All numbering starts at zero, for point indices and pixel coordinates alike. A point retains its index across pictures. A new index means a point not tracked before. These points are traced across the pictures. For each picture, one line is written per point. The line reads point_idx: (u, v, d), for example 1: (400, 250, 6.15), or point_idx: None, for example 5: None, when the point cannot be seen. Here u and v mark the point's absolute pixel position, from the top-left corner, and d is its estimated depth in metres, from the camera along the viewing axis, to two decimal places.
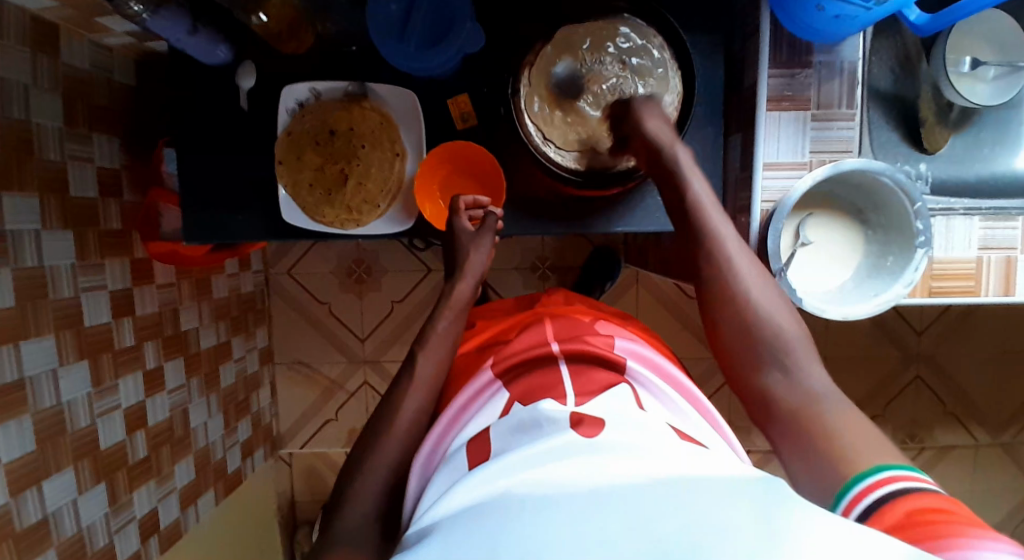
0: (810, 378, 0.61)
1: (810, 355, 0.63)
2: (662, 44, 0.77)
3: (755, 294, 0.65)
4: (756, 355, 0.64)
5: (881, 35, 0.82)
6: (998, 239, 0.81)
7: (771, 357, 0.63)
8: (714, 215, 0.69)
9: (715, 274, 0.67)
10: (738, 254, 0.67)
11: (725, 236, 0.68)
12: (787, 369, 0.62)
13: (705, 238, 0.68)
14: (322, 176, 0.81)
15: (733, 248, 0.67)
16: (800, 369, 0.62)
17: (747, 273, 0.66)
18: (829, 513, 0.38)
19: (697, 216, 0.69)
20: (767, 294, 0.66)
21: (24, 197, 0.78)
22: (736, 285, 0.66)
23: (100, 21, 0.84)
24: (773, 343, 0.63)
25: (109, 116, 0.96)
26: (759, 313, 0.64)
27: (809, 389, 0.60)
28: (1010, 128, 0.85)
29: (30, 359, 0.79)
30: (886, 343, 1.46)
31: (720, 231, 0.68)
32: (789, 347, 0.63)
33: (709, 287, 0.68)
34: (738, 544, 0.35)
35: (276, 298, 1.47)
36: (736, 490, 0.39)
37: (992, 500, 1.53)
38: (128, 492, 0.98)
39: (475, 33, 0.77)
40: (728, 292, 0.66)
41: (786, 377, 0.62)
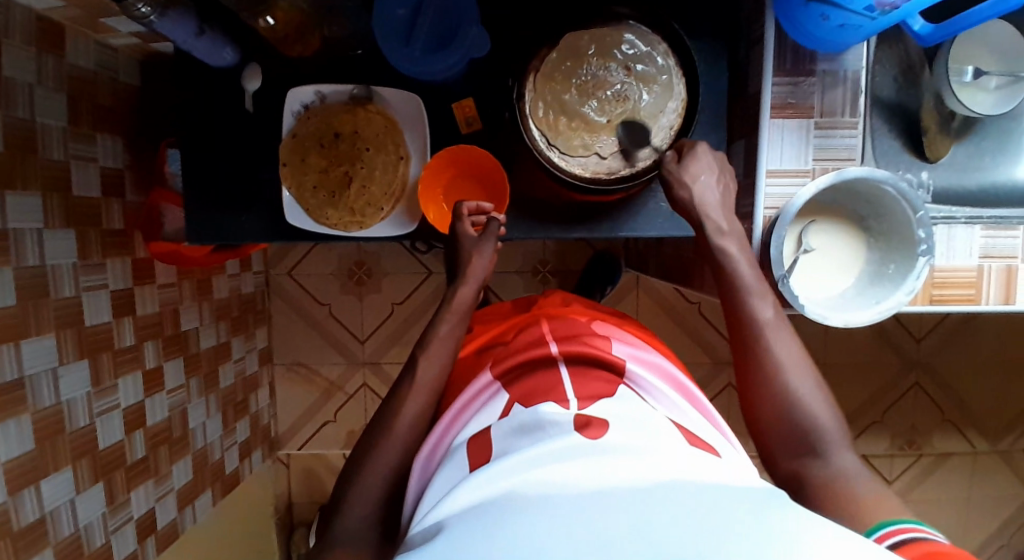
0: (845, 467, 0.61)
1: (845, 442, 0.62)
2: (667, 50, 0.77)
3: (795, 382, 0.64)
4: (790, 442, 0.64)
5: (885, 44, 0.82)
6: (999, 247, 0.82)
7: (806, 444, 0.63)
8: (757, 299, 0.68)
9: (754, 359, 0.66)
10: (779, 341, 0.66)
11: (766, 320, 0.67)
12: (821, 456, 0.62)
13: (746, 321, 0.67)
14: (326, 178, 0.81)
15: (775, 335, 0.66)
16: (834, 455, 0.61)
17: (787, 360, 0.66)
18: (839, 529, 0.37)
19: (740, 301, 0.68)
20: (806, 380, 0.65)
21: (27, 196, 0.78)
22: (776, 371, 0.65)
23: (106, 21, 0.84)
24: (808, 432, 0.62)
25: (113, 116, 0.96)
26: (797, 401, 0.63)
27: (841, 478, 0.60)
28: (1011, 137, 0.86)
29: (30, 359, 0.78)
30: (885, 350, 1.46)
31: (761, 316, 0.67)
32: (824, 435, 0.62)
33: (748, 369, 0.67)
34: (741, 546, 0.34)
35: (277, 299, 1.47)
36: (741, 498, 0.40)
37: (991, 508, 1.53)
38: (125, 492, 0.98)
39: (480, 38, 0.77)
40: (767, 377, 0.65)
41: (821, 465, 0.61)
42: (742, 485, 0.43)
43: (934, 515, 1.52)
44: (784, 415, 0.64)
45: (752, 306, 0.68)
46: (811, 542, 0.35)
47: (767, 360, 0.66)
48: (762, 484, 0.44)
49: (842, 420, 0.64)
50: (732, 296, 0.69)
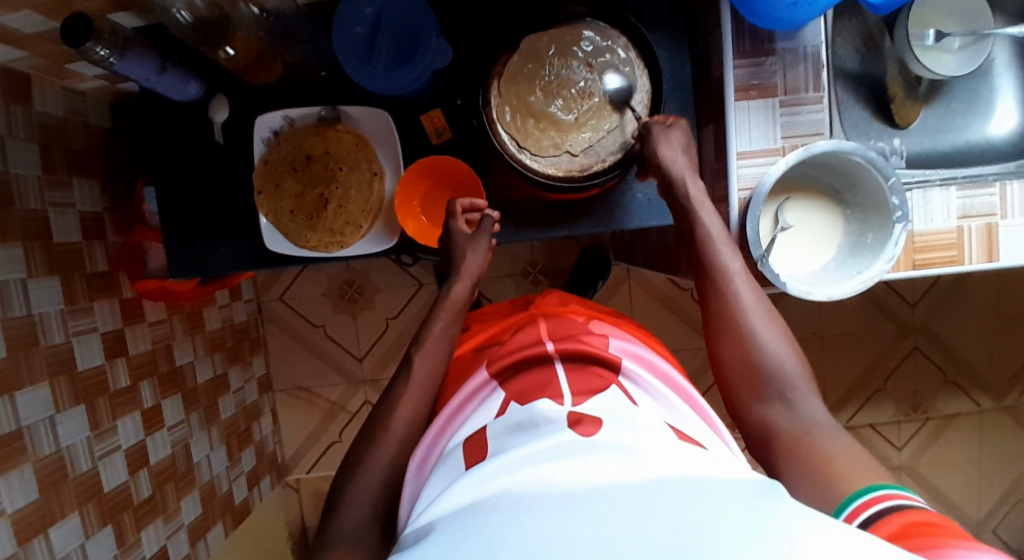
0: (809, 412, 0.63)
1: (809, 387, 0.65)
2: (627, 43, 0.78)
3: (761, 330, 0.67)
4: (759, 390, 0.66)
5: (844, 16, 0.83)
6: (977, 206, 0.81)
7: (774, 390, 0.65)
8: (726, 250, 0.71)
9: (722, 309, 0.69)
10: (744, 288, 0.69)
11: (734, 270, 0.70)
12: (787, 401, 0.64)
13: (713, 271, 0.71)
14: (302, 202, 0.81)
15: (742, 285, 0.70)
16: (799, 400, 0.64)
17: (754, 308, 0.68)
18: (821, 526, 0.36)
19: (709, 251, 0.71)
20: (771, 330, 0.68)
21: (8, 247, 0.78)
22: (744, 319, 0.68)
23: (71, 67, 0.85)
24: (774, 378, 0.65)
25: (87, 160, 0.97)
26: (762, 346, 0.66)
27: (807, 422, 0.62)
28: (980, 98, 0.87)
29: (26, 410, 0.78)
30: (880, 317, 1.47)
31: (729, 266, 0.71)
32: (789, 380, 0.65)
33: (716, 321, 0.70)
34: (717, 536, 0.35)
35: (270, 325, 1.48)
36: (736, 492, 0.40)
37: (1002, 465, 1.54)
38: (135, 532, 0.97)
39: (441, 49, 0.78)
40: (735, 326, 0.68)
41: (788, 409, 0.63)
42: (736, 479, 0.43)
43: (946, 477, 1.52)
44: (751, 360, 0.66)
45: (720, 257, 0.71)
46: (796, 537, 0.35)
47: (733, 309, 0.69)
48: (757, 478, 0.45)
49: (805, 367, 0.67)
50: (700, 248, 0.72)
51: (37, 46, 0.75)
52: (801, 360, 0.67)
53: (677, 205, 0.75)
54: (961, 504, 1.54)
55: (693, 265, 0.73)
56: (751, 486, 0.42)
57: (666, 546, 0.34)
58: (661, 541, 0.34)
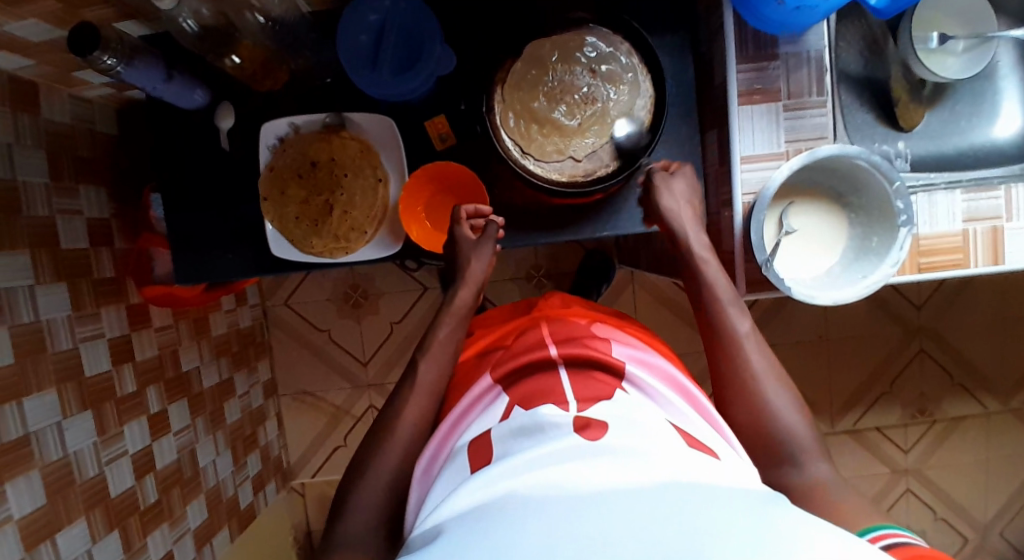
0: (819, 476, 0.61)
1: (820, 453, 0.63)
2: (630, 49, 0.78)
3: (771, 394, 0.66)
4: (768, 452, 0.64)
5: (847, 20, 0.83)
6: (982, 209, 0.81)
7: (783, 452, 0.64)
8: (734, 313, 0.72)
9: (732, 370, 0.69)
10: (753, 351, 0.70)
11: (742, 333, 0.70)
12: (799, 464, 0.63)
13: (723, 331, 0.71)
14: (307, 208, 0.81)
15: (752, 347, 0.70)
16: (808, 463, 0.62)
17: (764, 370, 0.68)
18: (824, 532, 0.37)
19: (718, 312, 0.72)
20: (781, 395, 0.67)
21: (16, 254, 0.79)
22: (754, 381, 0.67)
23: (78, 75, 0.86)
24: (783, 439, 0.64)
25: (94, 167, 0.97)
26: (771, 410, 0.65)
27: (817, 486, 0.60)
28: (983, 100, 0.86)
29: (33, 416, 0.79)
30: (886, 320, 1.46)
31: (737, 329, 0.71)
32: (799, 443, 0.64)
33: (726, 382, 0.69)
34: (723, 540, 0.35)
35: (275, 330, 1.48)
36: (741, 498, 0.40)
37: (1009, 469, 1.53)
38: (141, 537, 0.98)
39: (445, 55, 0.79)
40: (744, 388, 0.67)
41: (798, 473, 0.62)
42: (743, 487, 0.43)
43: (953, 481, 1.51)
44: (761, 424, 0.65)
45: (729, 318, 0.72)
46: (801, 540, 0.35)
47: (743, 370, 0.68)
48: (762, 487, 0.45)
49: (815, 430, 0.65)
50: (709, 307, 0.73)
51: (43, 54, 0.76)
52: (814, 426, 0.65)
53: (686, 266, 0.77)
54: (968, 508, 1.53)
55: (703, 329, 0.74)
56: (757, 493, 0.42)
57: (673, 548, 0.34)
58: (667, 543, 0.35)
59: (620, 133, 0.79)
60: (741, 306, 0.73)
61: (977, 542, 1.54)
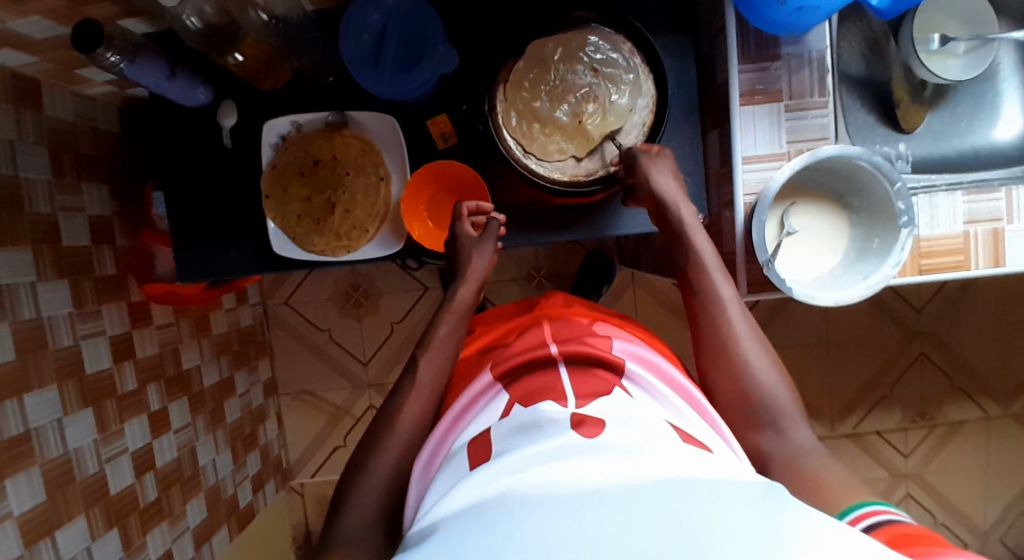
0: (799, 440, 0.63)
1: (798, 416, 0.65)
2: (631, 49, 0.78)
3: (753, 360, 0.67)
4: (749, 417, 0.65)
5: (849, 21, 0.83)
6: (983, 211, 0.81)
7: (764, 418, 0.64)
8: (718, 278, 0.71)
9: (715, 338, 0.69)
10: (737, 317, 0.69)
11: (726, 298, 0.70)
12: (780, 429, 0.64)
13: (707, 298, 0.71)
14: (309, 206, 0.82)
15: (735, 313, 0.69)
16: (789, 428, 0.64)
17: (746, 338, 0.68)
18: (823, 526, 0.37)
19: (703, 279, 0.72)
20: (762, 360, 0.67)
21: (17, 250, 0.79)
22: (736, 348, 0.67)
23: (81, 72, 0.86)
24: (764, 406, 0.65)
25: (97, 165, 0.98)
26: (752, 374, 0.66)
27: (799, 452, 0.62)
28: (983, 102, 0.86)
29: (34, 411, 0.79)
30: (886, 323, 1.46)
31: (721, 293, 0.70)
32: (780, 408, 0.65)
33: (709, 349, 0.69)
34: (722, 535, 0.35)
35: (275, 329, 1.48)
36: (742, 494, 0.40)
37: (1010, 473, 1.52)
38: (141, 535, 0.98)
39: (448, 54, 0.78)
40: (726, 354, 0.67)
41: (779, 438, 0.63)
42: (741, 483, 0.43)
43: (954, 485, 1.51)
44: (742, 389, 0.66)
45: (713, 285, 0.71)
46: (800, 535, 0.35)
47: (726, 338, 0.68)
48: (761, 482, 0.45)
49: (794, 394, 0.66)
50: (694, 273, 0.72)
51: (46, 51, 0.76)
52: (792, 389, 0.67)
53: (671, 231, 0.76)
54: (968, 512, 1.52)
55: (686, 293, 0.73)
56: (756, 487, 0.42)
57: (673, 543, 0.34)
58: (666, 538, 0.35)
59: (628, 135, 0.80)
60: (725, 272, 0.73)
61: (978, 547, 1.53)
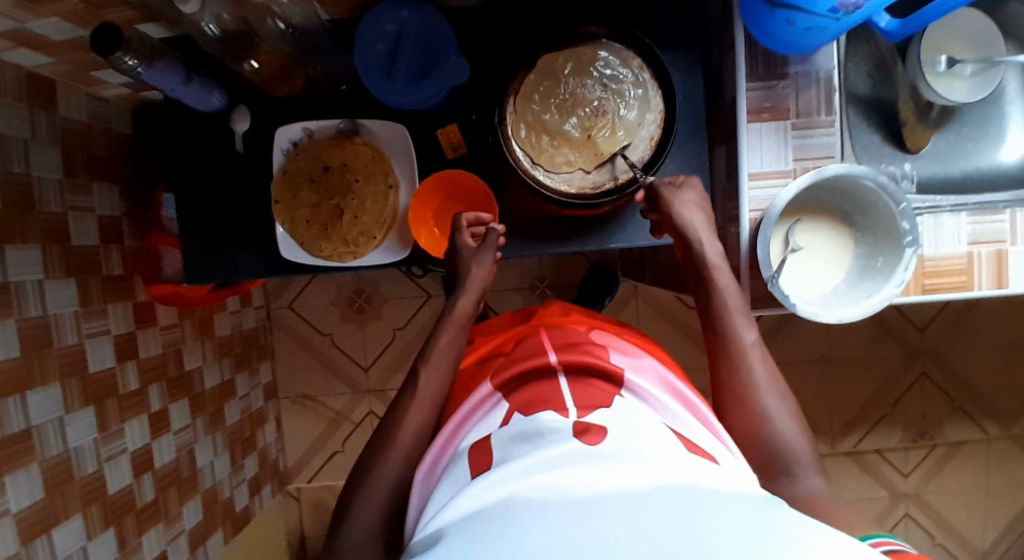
0: (815, 490, 0.62)
1: (815, 467, 0.64)
2: (641, 65, 0.79)
3: (771, 407, 0.66)
4: (765, 464, 0.65)
5: (856, 42, 0.84)
6: (988, 232, 0.82)
7: (780, 466, 0.64)
8: (741, 323, 0.71)
9: (734, 382, 0.68)
10: (757, 362, 0.69)
11: (747, 344, 0.70)
12: (796, 477, 0.64)
13: (727, 341, 0.70)
14: (318, 212, 0.82)
15: (757, 359, 0.69)
16: (805, 478, 0.63)
17: (766, 383, 0.68)
18: (825, 532, 0.37)
19: (724, 321, 0.71)
20: (782, 409, 0.66)
21: (27, 248, 0.80)
22: (755, 393, 0.67)
23: (97, 74, 0.87)
24: (781, 454, 0.64)
25: (108, 165, 0.99)
26: (770, 422, 0.65)
27: (815, 501, 0.61)
28: (989, 124, 0.87)
29: (36, 409, 0.79)
30: (888, 341, 1.46)
31: (744, 338, 0.70)
32: (796, 457, 0.64)
33: (728, 392, 0.69)
34: (727, 541, 0.35)
35: (278, 333, 1.49)
36: (743, 502, 0.41)
37: (1010, 495, 1.52)
38: (137, 535, 0.97)
39: (460, 65, 0.79)
40: (745, 399, 0.67)
41: (794, 486, 0.63)
42: (741, 491, 0.43)
43: (953, 506, 1.50)
44: (759, 436, 0.65)
45: (735, 329, 0.71)
46: (803, 542, 0.36)
47: (744, 382, 0.68)
48: (760, 491, 0.45)
49: (813, 444, 0.65)
50: (715, 315, 0.72)
51: (63, 52, 0.77)
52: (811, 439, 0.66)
53: (694, 271, 0.76)
54: (967, 534, 1.52)
55: (707, 334, 0.73)
56: (757, 495, 0.43)
57: (673, 546, 0.35)
58: (667, 541, 0.35)
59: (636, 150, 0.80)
60: (748, 316, 0.72)
61: None
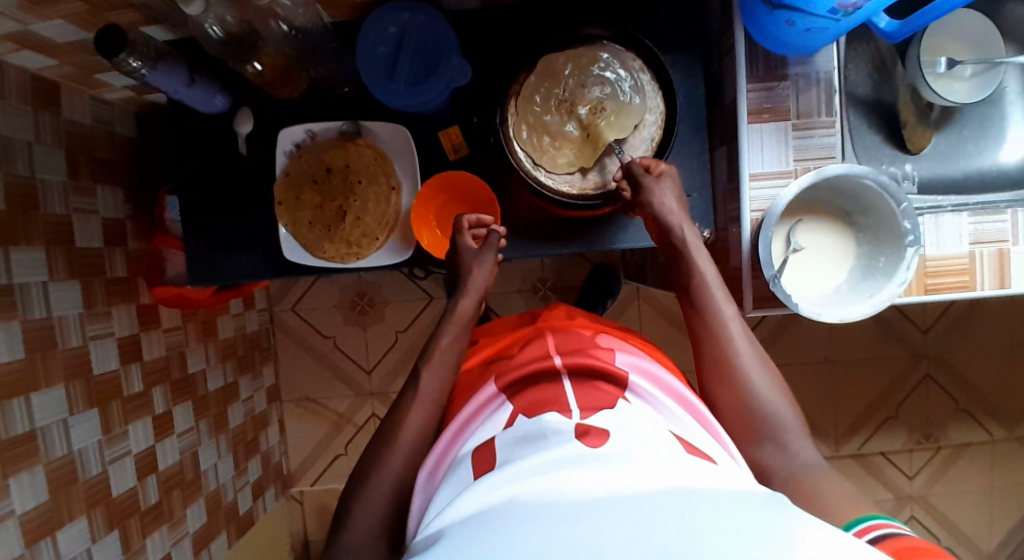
0: (801, 454, 0.63)
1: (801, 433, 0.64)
2: (642, 67, 0.80)
3: (755, 378, 0.66)
4: (749, 433, 0.65)
5: (856, 44, 0.84)
6: (990, 232, 0.81)
7: (765, 432, 0.64)
8: (720, 295, 0.71)
9: (716, 357, 0.69)
10: (738, 334, 0.69)
11: (727, 315, 0.70)
12: (782, 444, 0.63)
13: (708, 318, 0.71)
14: (321, 213, 0.83)
15: (737, 329, 0.69)
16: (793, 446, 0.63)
17: (748, 354, 0.68)
18: (828, 535, 0.37)
19: (705, 297, 0.72)
20: (763, 375, 0.67)
21: (31, 250, 0.80)
22: (735, 363, 0.67)
23: (101, 77, 0.88)
24: (765, 421, 0.64)
25: (112, 168, 0.99)
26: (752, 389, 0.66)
27: (803, 470, 0.61)
28: (990, 124, 0.87)
29: (41, 411, 0.79)
30: (891, 342, 1.46)
31: (723, 309, 0.71)
32: (782, 424, 0.64)
33: (711, 369, 0.69)
34: (727, 545, 0.35)
35: (281, 335, 1.49)
36: (745, 503, 0.41)
37: (1015, 498, 1.51)
38: (141, 538, 0.98)
39: (462, 68, 0.80)
40: (727, 368, 0.68)
41: (780, 452, 0.63)
42: (741, 491, 0.43)
43: (958, 508, 1.49)
44: (742, 404, 0.66)
45: (715, 305, 0.71)
46: (800, 544, 0.36)
47: (725, 351, 0.68)
48: (761, 491, 0.45)
49: (797, 410, 0.66)
50: (696, 292, 0.73)
51: (68, 55, 0.78)
52: (793, 403, 0.66)
53: (673, 249, 0.76)
54: (973, 537, 1.51)
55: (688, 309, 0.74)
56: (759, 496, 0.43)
57: (664, 548, 0.35)
58: (658, 543, 0.36)
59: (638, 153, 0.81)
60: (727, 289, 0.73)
61: None
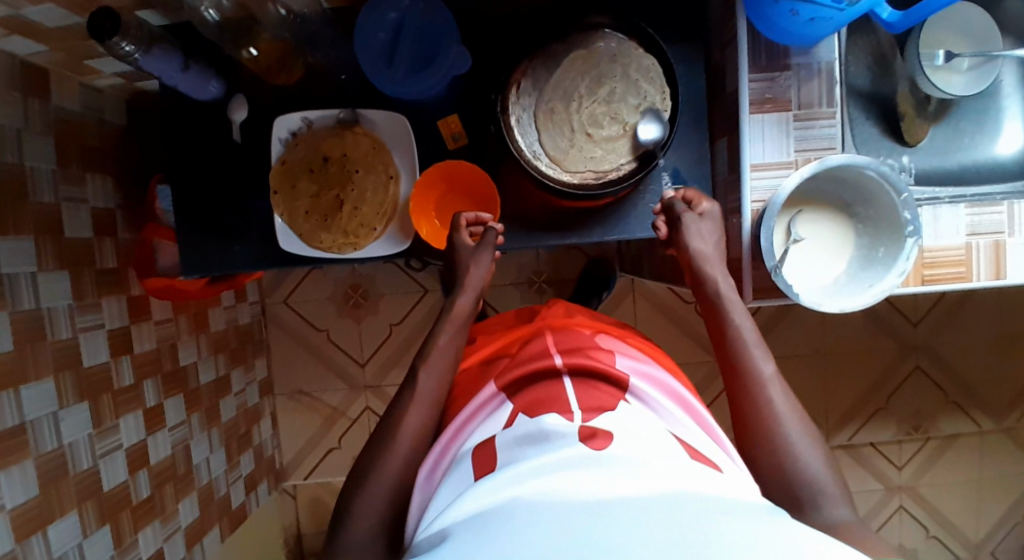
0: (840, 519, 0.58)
1: (840, 494, 0.60)
2: (644, 55, 0.79)
3: (795, 437, 0.63)
4: (786, 495, 0.61)
5: (855, 35, 0.85)
6: (985, 224, 0.82)
7: (799, 497, 0.60)
8: (758, 355, 0.68)
9: (750, 413, 0.65)
10: (781, 394, 0.66)
11: (767, 376, 0.67)
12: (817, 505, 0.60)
13: (746, 372, 0.68)
14: (317, 204, 0.81)
15: (776, 390, 0.66)
16: (829, 505, 0.59)
17: (791, 414, 0.64)
18: (827, 543, 0.37)
19: (741, 355, 0.69)
20: (805, 440, 0.63)
21: (20, 240, 0.78)
22: (773, 425, 0.64)
23: (91, 62, 0.86)
24: (806, 484, 0.60)
25: (101, 156, 0.97)
26: (791, 454, 0.62)
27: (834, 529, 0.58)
28: (987, 118, 0.88)
29: (30, 404, 0.78)
30: (883, 336, 1.47)
31: (762, 370, 0.67)
32: (818, 484, 0.60)
33: (743, 429, 0.66)
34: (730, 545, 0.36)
35: (275, 329, 1.47)
36: (748, 510, 0.41)
37: (1002, 488, 1.53)
38: (133, 532, 0.96)
39: (461, 56, 0.79)
40: (767, 430, 0.64)
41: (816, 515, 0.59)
42: (742, 500, 0.43)
43: (947, 499, 1.51)
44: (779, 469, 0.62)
45: (752, 362, 0.68)
46: (804, 551, 0.36)
47: (765, 413, 0.65)
48: (765, 502, 0.45)
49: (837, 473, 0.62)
50: (732, 348, 0.70)
51: (58, 40, 0.76)
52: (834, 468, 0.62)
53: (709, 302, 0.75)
54: (961, 527, 1.53)
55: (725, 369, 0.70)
56: (759, 505, 0.43)
57: (673, 550, 0.35)
58: (665, 544, 0.36)
59: (645, 136, 0.78)
60: (764, 348, 0.70)
61: None
